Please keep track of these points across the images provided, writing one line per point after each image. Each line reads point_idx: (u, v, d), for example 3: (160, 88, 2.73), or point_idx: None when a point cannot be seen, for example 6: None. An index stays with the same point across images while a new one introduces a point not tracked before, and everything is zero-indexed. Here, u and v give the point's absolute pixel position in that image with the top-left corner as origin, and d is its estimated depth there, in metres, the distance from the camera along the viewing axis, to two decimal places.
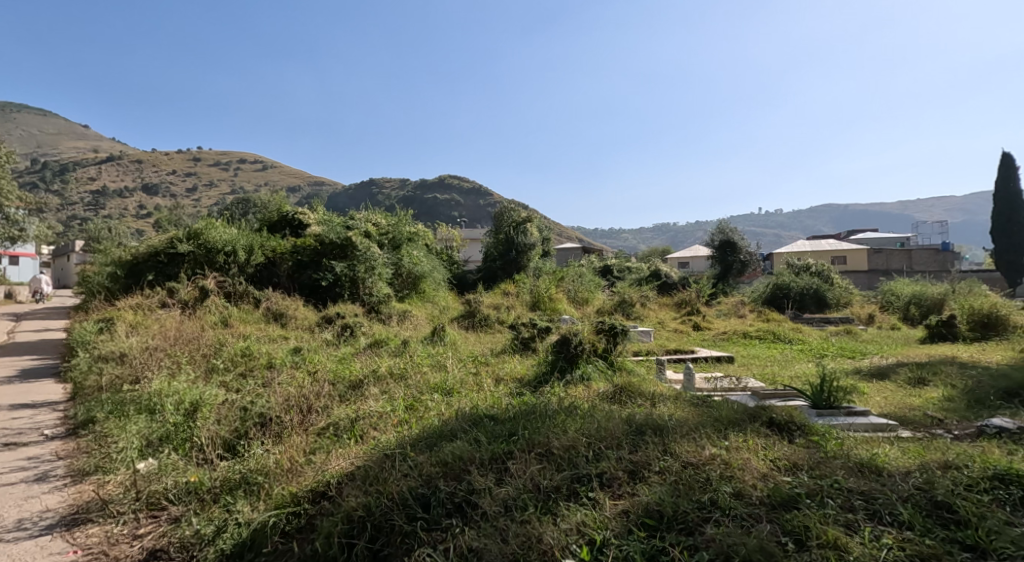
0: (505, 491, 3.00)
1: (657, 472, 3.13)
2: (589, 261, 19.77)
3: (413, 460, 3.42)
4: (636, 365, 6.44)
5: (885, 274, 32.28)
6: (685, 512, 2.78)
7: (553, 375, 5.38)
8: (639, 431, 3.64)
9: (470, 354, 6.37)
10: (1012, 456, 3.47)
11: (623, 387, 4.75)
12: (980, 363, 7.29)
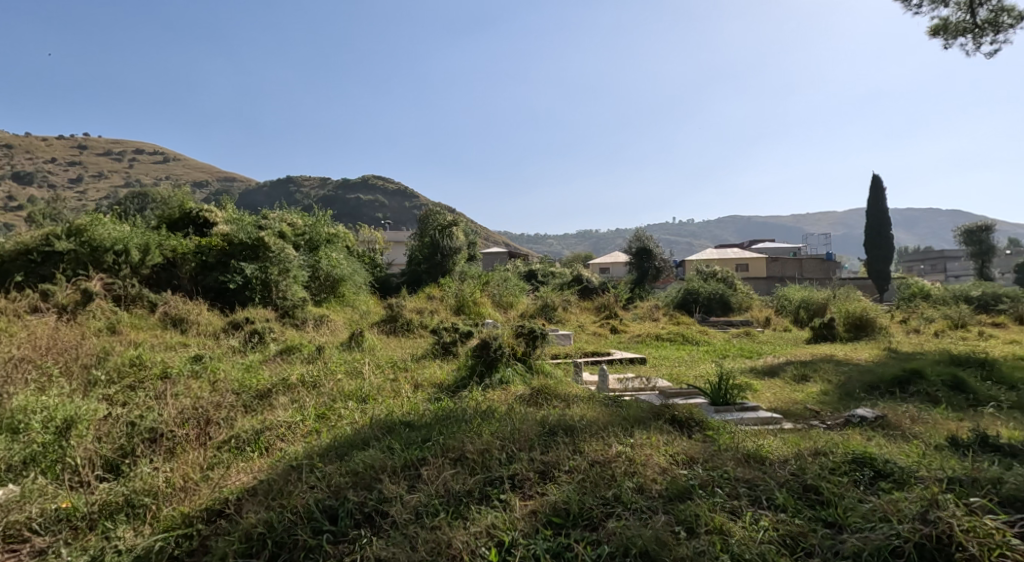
0: (416, 498, 2.96)
1: (566, 471, 3.19)
2: (514, 265, 19.80)
3: (321, 470, 3.31)
4: (556, 369, 6.50)
5: (781, 281, 34.89)
6: (590, 509, 2.86)
7: (473, 379, 5.32)
8: (551, 433, 3.68)
9: (390, 360, 6.20)
10: (875, 442, 3.85)
11: (539, 390, 4.79)
12: (858, 360, 8.03)
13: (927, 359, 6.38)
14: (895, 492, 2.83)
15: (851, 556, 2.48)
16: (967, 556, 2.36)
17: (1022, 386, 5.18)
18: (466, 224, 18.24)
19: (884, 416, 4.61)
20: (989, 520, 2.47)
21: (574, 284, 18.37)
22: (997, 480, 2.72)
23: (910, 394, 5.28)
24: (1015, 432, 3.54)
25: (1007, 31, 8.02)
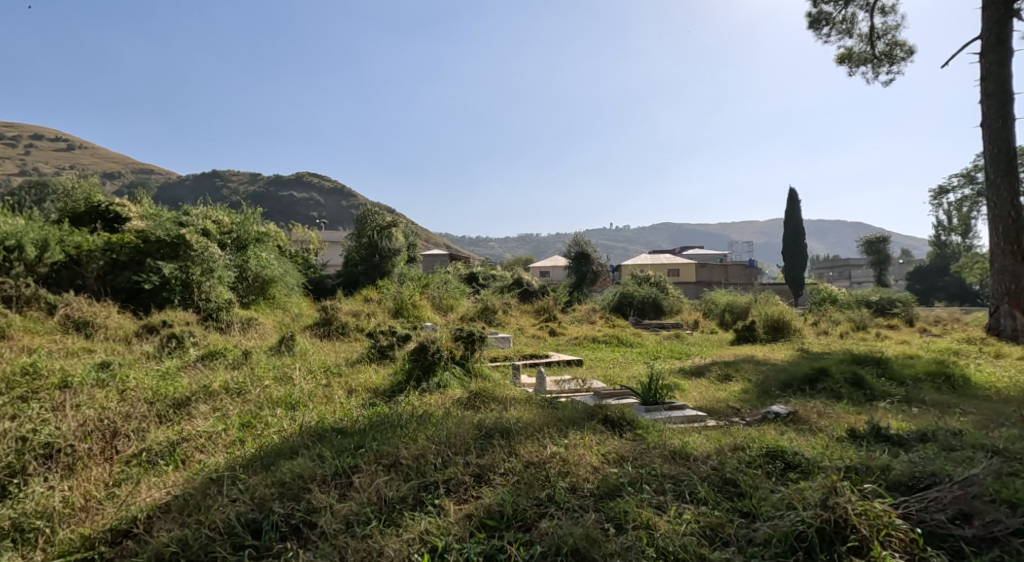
0: (347, 507, 2.93)
1: (501, 473, 3.24)
2: (454, 267, 19.73)
3: (243, 482, 3.23)
4: (493, 372, 6.56)
5: (708, 285, 36.46)
6: (523, 510, 2.90)
7: (410, 383, 5.29)
8: (487, 436, 3.74)
9: (323, 365, 6.08)
10: (787, 436, 4.12)
11: (477, 393, 4.84)
12: (774, 360, 8.56)
13: (833, 358, 6.89)
14: (801, 481, 3.04)
15: (761, 543, 2.47)
16: (858, 540, 2.36)
17: (913, 382, 5.68)
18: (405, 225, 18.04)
19: (796, 412, 4.95)
20: (879, 503, 2.48)
21: (514, 287, 18.51)
22: (887, 467, 2.84)
23: (819, 391, 5.69)
24: (904, 424, 3.88)
25: (898, 63, 9.45)
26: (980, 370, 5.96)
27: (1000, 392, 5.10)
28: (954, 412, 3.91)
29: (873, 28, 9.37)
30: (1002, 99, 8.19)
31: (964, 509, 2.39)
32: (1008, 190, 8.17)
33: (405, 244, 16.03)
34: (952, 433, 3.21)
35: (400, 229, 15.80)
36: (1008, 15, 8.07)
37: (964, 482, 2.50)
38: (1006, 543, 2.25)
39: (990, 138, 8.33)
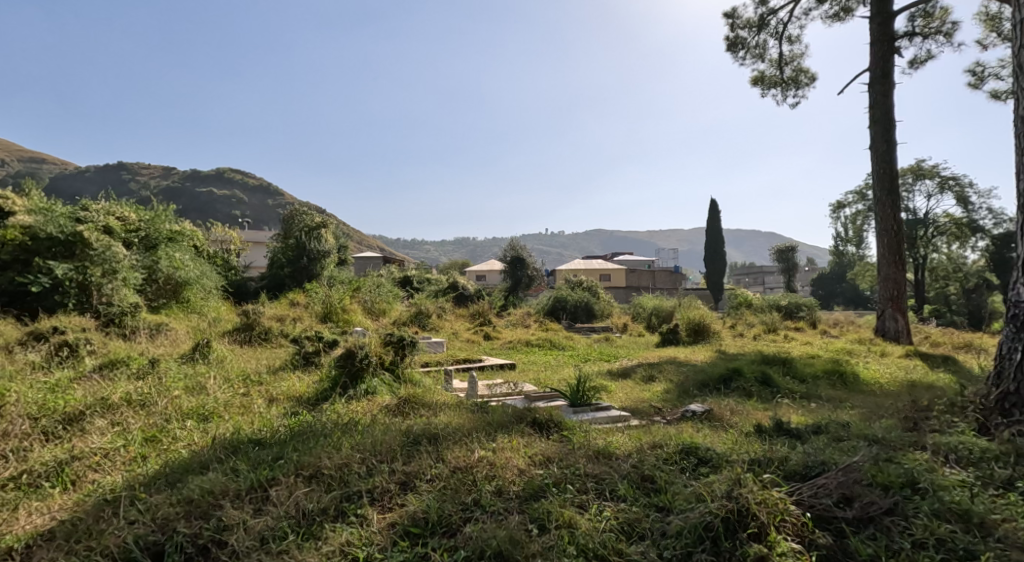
0: (262, 522, 2.82)
1: (428, 480, 3.18)
2: (387, 269, 19.36)
3: (144, 502, 3.05)
4: (424, 377, 6.47)
5: (638, 290, 37.68)
6: (448, 515, 2.85)
7: (336, 390, 5.16)
8: (415, 442, 3.66)
9: (241, 373, 5.82)
10: (701, 433, 4.30)
11: (406, 400, 4.78)
12: (694, 361, 8.94)
13: (745, 359, 7.28)
14: (712, 474, 3.08)
15: (673, 535, 2.55)
16: (758, 526, 2.47)
17: (814, 379, 6.11)
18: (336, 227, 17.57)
19: (711, 410, 5.20)
20: (776, 491, 2.63)
21: (449, 290, 18.38)
22: (785, 458, 3.04)
23: (732, 389, 6.00)
24: (803, 418, 4.17)
25: (802, 89, 10.18)
26: (868, 367, 6.50)
27: (884, 387, 5.58)
28: (844, 406, 4.24)
29: (782, 53, 10.01)
30: (886, 125, 8.95)
31: (846, 493, 2.59)
32: (892, 208, 8.92)
33: (335, 246, 15.57)
34: (841, 425, 3.48)
35: (329, 231, 15.33)
36: (890, 51, 8.88)
37: (848, 469, 2.71)
38: (879, 522, 2.46)
39: (876, 160, 9.07)
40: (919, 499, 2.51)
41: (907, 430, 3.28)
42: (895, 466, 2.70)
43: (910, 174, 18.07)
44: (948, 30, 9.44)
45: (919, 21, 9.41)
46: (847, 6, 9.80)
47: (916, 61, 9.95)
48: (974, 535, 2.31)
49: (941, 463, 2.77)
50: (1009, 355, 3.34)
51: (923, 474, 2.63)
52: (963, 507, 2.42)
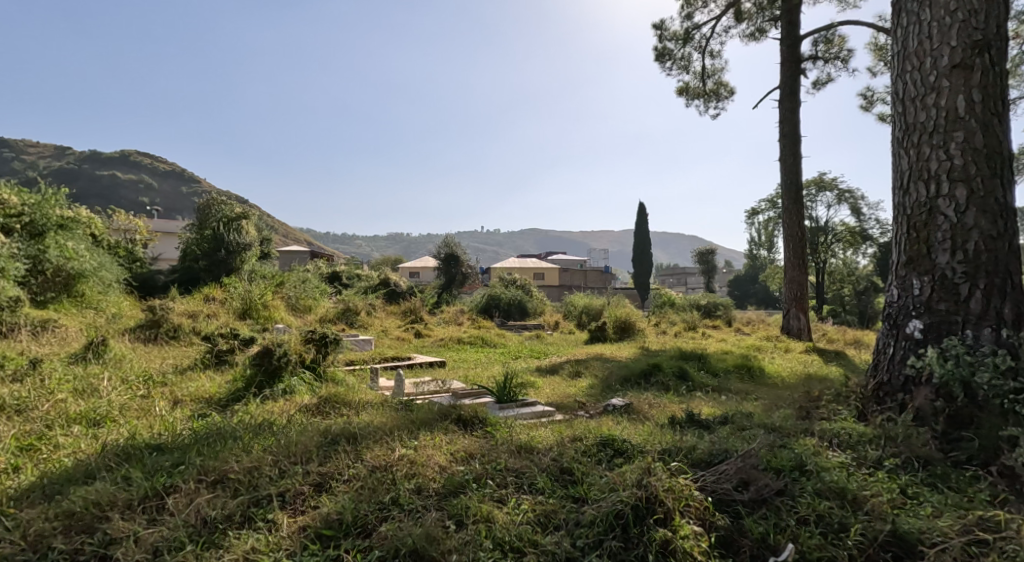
0: (156, 534, 2.59)
1: (345, 480, 3.06)
2: (315, 265, 18.76)
3: (14, 517, 2.78)
4: (348, 376, 6.31)
5: (570, 289, 38.41)
6: (364, 515, 2.73)
7: (250, 390, 4.97)
8: (333, 442, 3.51)
9: (142, 374, 5.51)
10: (620, 426, 4.47)
11: (326, 399, 4.64)
12: (619, 357, 9.23)
13: (665, 356, 7.59)
14: (625, 465, 3.20)
15: (587, 524, 2.61)
16: (665, 512, 2.59)
17: (726, 373, 6.47)
18: (258, 219, 16.86)
19: (631, 404, 5.41)
20: (682, 478, 2.79)
21: (380, 287, 18.01)
22: (692, 447, 3.22)
23: (652, 384, 6.25)
24: (713, 409, 4.42)
25: (722, 101, 10.71)
26: (773, 362, 6.96)
27: (785, 380, 6.01)
28: (749, 398, 4.53)
29: (704, 67, 10.50)
30: (793, 140, 9.57)
31: (744, 477, 2.78)
32: (797, 215, 9.55)
33: (256, 238, 14.94)
34: (744, 416, 3.73)
35: (249, 222, 14.70)
36: (797, 71, 9.53)
37: (746, 455, 2.92)
38: (771, 502, 2.66)
39: (783, 171, 9.67)
40: (804, 480, 2.74)
41: (800, 419, 3.55)
42: (787, 452, 2.94)
43: (814, 186, 19.32)
44: (844, 57, 10.19)
45: (821, 46, 10.12)
46: (762, 27, 10.39)
47: (818, 82, 10.65)
48: (847, 510, 2.55)
49: (825, 448, 3.03)
50: (883, 350, 3.68)
51: (810, 458, 2.87)
52: (841, 485, 2.66)
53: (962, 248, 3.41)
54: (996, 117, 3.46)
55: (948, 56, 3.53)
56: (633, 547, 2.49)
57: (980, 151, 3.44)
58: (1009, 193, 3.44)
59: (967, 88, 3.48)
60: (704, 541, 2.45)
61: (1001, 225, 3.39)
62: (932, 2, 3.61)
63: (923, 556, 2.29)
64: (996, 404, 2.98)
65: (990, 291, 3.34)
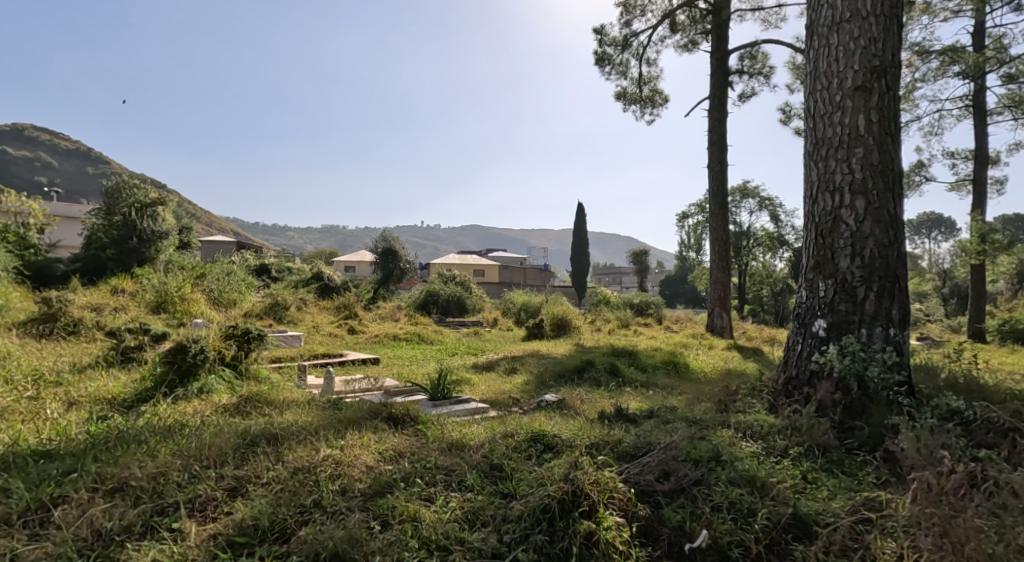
0: (40, 551, 2.35)
1: (263, 483, 2.90)
2: (241, 258, 17.98)
3: None
4: (273, 373, 6.07)
5: (509, 286, 38.65)
6: (282, 520, 2.60)
7: (159, 391, 4.55)
8: (252, 443, 3.34)
9: (34, 374, 5.11)
10: (551, 421, 4.55)
11: (248, 398, 4.36)
12: (555, 354, 9.36)
13: (598, 352, 7.77)
14: (554, 459, 3.27)
15: (514, 519, 2.66)
16: (589, 504, 2.65)
17: (655, 369, 6.71)
18: (176, 207, 15.95)
19: (564, 400, 5.52)
20: (607, 471, 2.88)
21: (312, 281, 17.48)
22: (618, 441, 3.33)
23: (584, 380, 6.39)
24: (640, 404, 4.58)
25: (657, 108, 11.07)
26: (698, 358, 7.27)
27: (707, 375, 6.31)
28: (674, 393, 4.72)
29: (641, 74, 10.80)
30: (720, 149, 10.00)
31: (665, 469, 2.91)
32: (723, 220, 9.99)
33: (173, 226, 14.13)
34: (668, 409, 3.88)
35: (166, 209, 13.87)
36: (724, 83, 9.96)
37: (666, 447, 3.06)
38: (689, 492, 2.79)
39: (711, 177, 10.08)
40: (719, 469, 2.89)
41: (719, 411, 3.74)
42: (705, 443, 3.09)
43: (738, 193, 20.24)
44: (767, 74, 10.72)
45: (747, 61, 10.63)
46: (695, 39, 10.78)
47: (743, 96, 11.17)
48: (756, 496, 2.70)
49: (738, 438, 3.20)
50: (792, 347, 3.93)
51: (724, 449, 3.03)
52: (751, 473, 2.81)
53: (861, 255, 3.67)
54: (890, 137, 3.76)
55: (852, 78, 3.79)
56: (558, 540, 2.53)
57: (877, 167, 3.73)
58: (900, 207, 3.74)
59: (867, 109, 3.75)
60: (626, 530, 2.54)
61: (892, 235, 3.69)
62: (840, 27, 3.86)
63: (818, 535, 2.46)
64: (884, 396, 3.36)
65: (882, 294, 3.63)
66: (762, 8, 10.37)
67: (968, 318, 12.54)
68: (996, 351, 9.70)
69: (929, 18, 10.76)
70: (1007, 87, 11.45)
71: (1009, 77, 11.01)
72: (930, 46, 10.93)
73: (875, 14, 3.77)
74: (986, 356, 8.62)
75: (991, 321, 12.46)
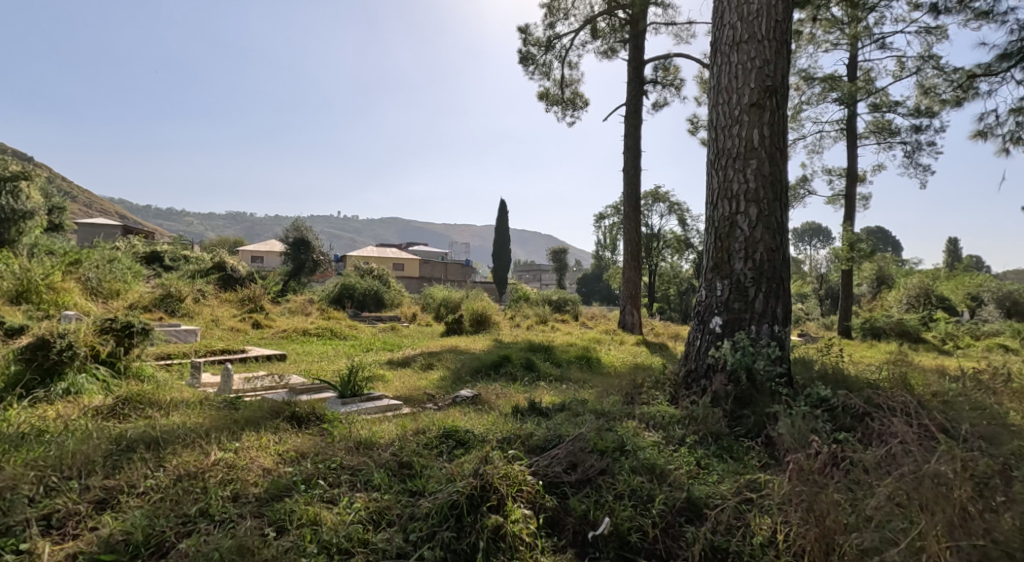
0: None
1: (138, 494, 2.66)
2: (130, 245, 16.53)
3: None
4: (161, 371, 5.61)
5: (429, 281, 38.25)
6: (160, 532, 2.40)
7: (15, 392, 4.06)
8: (129, 449, 3.06)
9: None
10: (464, 417, 4.49)
11: (126, 399, 3.98)
12: (473, 350, 9.31)
13: (515, 347, 7.80)
14: (464, 455, 3.21)
15: (421, 517, 2.58)
16: (497, 498, 2.63)
17: (568, 363, 6.82)
18: (47, 184, 14.32)
19: (479, 395, 5.48)
20: (517, 465, 2.86)
21: (213, 271, 16.39)
22: (530, 434, 3.33)
23: (500, 374, 6.40)
24: (552, 398, 4.62)
25: (578, 110, 11.25)
26: (610, 353, 7.47)
27: (617, 369, 6.51)
28: (586, 386, 4.79)
29: (563, 76, 10.95)
30: (634, 154, 10.31)
31: (572, 460, 2.95)
32: (635, 221, 10.32)
33: (43, 206, 12.71)
34: (579, 403, 3.93)
35: (32, 186, 12.36)
36: (639, 91, 10.26)
37: (575, 439, 3.10)
38: (594, 482, 2.84)
39: (626, 181, 10.37)
40: (623, 459, 2.95)
41: (626, 403, 3.84)
42: (611, 434, 3.16)
43: (650, 197, 21.01)
44: (678, 85, 11.15)
45: (660, 72, 11.02)
46: (614, 47, 11.04)
47: (656, 104, 11.57)
48: (655, 483, 2.78)
49: (642, 428, 3.30)
50: (692, 343, 4.09)
51: (629, 439, 3.11)
52: (651, 462, 2.90)
53: (753, 258, 3.88)
54: (780, 152, 3.99)
55: (748, 95, 3.99)
56: (466, 536, 2.49)
57: (768, 178, 3.95)
58: (786, 215, 3.98)
59: (761, 124, 3.97)
60: (533, 522, 2.54)
61: (779, 240, 3.92)
62: (739, 47, 4.05)
63: (707, 517, 2.56)
64: (769, 386, 3.57)
65: (769, 294, 3.85)
66: (675, 23, 10.78)
67: (838, 317, 13.67)
68: (862, 347, 10.74)
69: (814, 47, 11.62)
70: (873, 115, 12.56)
71: (874, 106, 12.10)
72: (814, 73, 11.82)
73: (769, 38, 3.99)
74: (855, 351, 9.48)
75: (857, 320, 13.70)
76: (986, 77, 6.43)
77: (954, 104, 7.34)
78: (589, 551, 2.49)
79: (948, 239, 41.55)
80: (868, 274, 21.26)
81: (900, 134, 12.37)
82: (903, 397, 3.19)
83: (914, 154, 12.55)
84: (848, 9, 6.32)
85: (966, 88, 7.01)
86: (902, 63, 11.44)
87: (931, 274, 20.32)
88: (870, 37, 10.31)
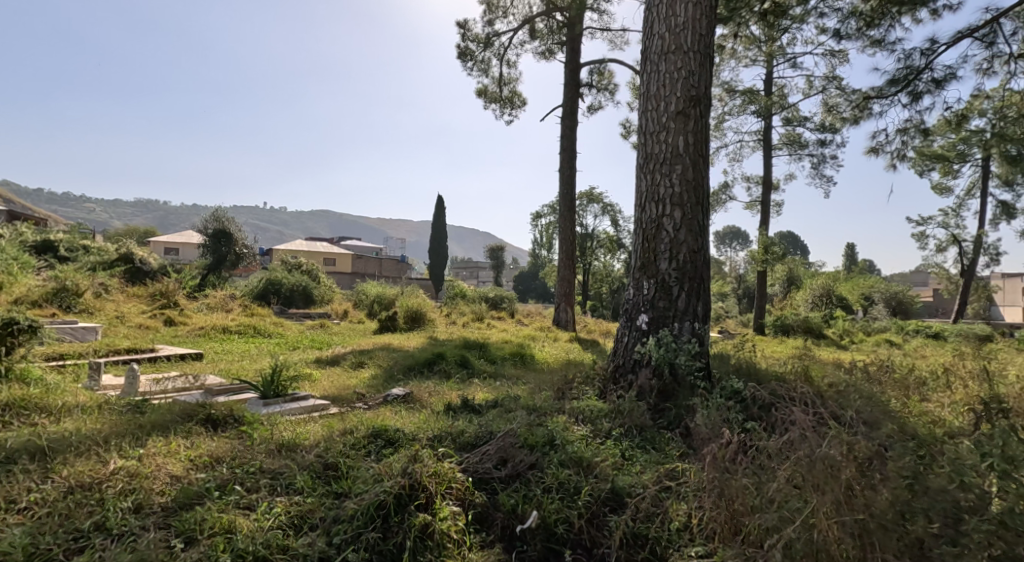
0: None
1: (21, 510, 2.42)
2: (21, 233, 15.10)
3: None
4: (53, 373, 5.15)
5: (363, 277, 37.40)
6: (47, 549, 2.20)
7: None
8: (13, 462, 2.78)
9: None
10: (395, 416, 4.37)
11: (5, 406, 3.60)
12: (407, 347, 9.14)
13: (449, 345, 7.72)
14: (393, 454, 3.12)
15: (345, 519, 2.47)
16: (425, 497, 2.57)
17: (502, 361, 6.80)
18: None
19: (411, 393, 5.36)
20: (446, 463, 2.80)
21: (120, 263, 15.27)
22: (460, 431, 3.28)
23: (434, 372, 6.32)
24: (486, 394, 4.58)
25: (516, 110, 11.25)
26: (543, 350, 7.52)
27: (549, 366, 6.55)
28: (519, 382, 4.78)
29: (501, 75, 10.92)
30: (570, 155, 10.42)
31: (503, 456, 2.93)
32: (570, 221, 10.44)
33: None
34: (511, 399, 3.91)
35: None
36: (575, 93, 10.37)
37: (505, 435, 3.08)
38: (523, 476, 2.82)
39: (563, 182, 10.44)
40: (551, 453, 2.95)
41: (556, 399, 3.85)
42: (541, 429, 3.16)
43: (585, 198, 21.36)
44: (612, 89, 11.35)
45: (595, 76, 11.19)
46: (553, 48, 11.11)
47: (591, 107, 11.74)
48: (581, 475, 2.80)
49: (571, 423, 3.32)
50: (619, 340, 4.15)
51: (558, 434, 3.11)
52: (579, 455, 2.92)
53: (677, 258, 3.99)
54: (703, 158, 4.12)
55: (675, 103, 4.09)
56: (392, 536, 2.41)
57: (691, 183, 4.06)
58: (707, 219, 4.11)
59: (686, 132, 4.07)
60: (461, 519, 2.49)
61: (700, 243, 4.04)
62: (666, 56, 4.14)
63: (628, 506, 2.60)
64: (689, 380, 3.67)
65: (691, 294, 3.97)
66: (609, 29, 11.00)
67: (753, 315, 14.35)
68: (769, 341, 11.34)
69: (734, 62, 12.13)
70: (785, 129, 13.27)
71: (786, 120, 12.78)
72: (735, 86, 12.34)
73: (694, 50, 4.10)
74: (770, 347, 9.98)
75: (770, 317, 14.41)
76: (877, 100, 6.88)
77: (852, 122, 7.77)
78: (517, 545, 2.47)
79: (848, 243, 44.92)
80: (781, 275, 22.55)
81: (809, 147, 13.15)
82: (803, 388, 3.37)
83: (820, 166, 13.37)
84: (763, 29, 6.59)
85: (861, 107, 7.50)
86: (811, 81, 12.14)
87: (835, 275, 21.82)
88: (783, 56, 10.89)
